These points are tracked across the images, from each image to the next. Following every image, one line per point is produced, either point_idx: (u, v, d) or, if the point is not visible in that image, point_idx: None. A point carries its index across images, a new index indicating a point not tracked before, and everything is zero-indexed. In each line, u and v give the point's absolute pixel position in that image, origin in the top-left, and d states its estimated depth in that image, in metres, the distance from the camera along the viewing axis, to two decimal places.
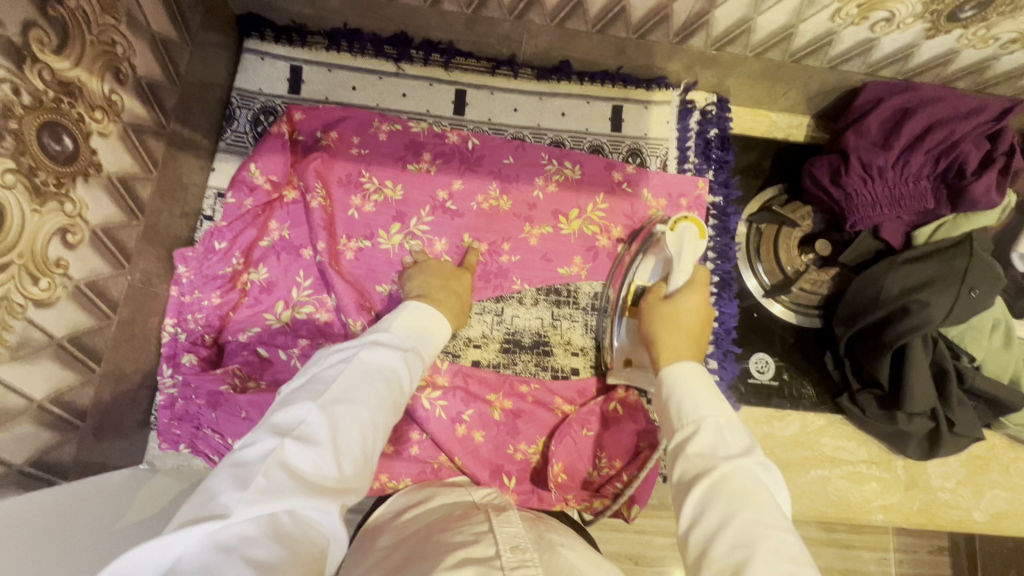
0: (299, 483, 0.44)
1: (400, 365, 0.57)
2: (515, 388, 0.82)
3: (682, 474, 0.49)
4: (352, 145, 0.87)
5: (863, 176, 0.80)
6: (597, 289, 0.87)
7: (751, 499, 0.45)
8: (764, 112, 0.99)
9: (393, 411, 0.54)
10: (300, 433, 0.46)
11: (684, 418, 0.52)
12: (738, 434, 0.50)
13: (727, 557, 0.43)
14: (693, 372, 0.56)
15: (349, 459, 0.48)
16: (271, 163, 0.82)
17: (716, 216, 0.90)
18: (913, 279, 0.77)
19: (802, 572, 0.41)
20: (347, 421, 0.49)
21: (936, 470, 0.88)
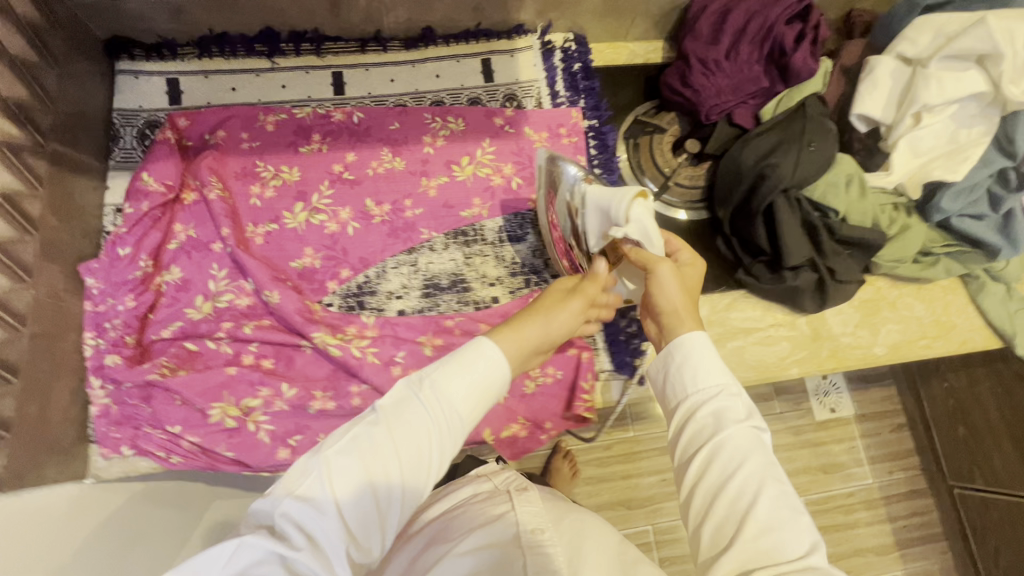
0: (310, 556, 0.40)
1: (429, 412, 0.48)
2: (442, 325, 0.86)
3: (687, 438, 0.52)
4: (241, 140, 0.91)
5: (704, 72, 0.90)
6: (501, 223, 0.93)
7: (756, 456, 0.49)
8: (622, 44, 1.09)
9: (419, 476, 0.47)
10: (308, 486, 0.43)
11: (697, 381, 0.54)
12: (747, 399, 0.53)
13: (730, 509, 0.47)
14: (702, 344, 0.55)
15: (359, 530, 0.43)
16: (163, 170, 0.85)
17: (594, 135, 0.99)
18: (762, 148, 0.86)
19: (798, 526, 0.46)
20: (359, 483, 0.44)
21: (835, 319, 0.97)
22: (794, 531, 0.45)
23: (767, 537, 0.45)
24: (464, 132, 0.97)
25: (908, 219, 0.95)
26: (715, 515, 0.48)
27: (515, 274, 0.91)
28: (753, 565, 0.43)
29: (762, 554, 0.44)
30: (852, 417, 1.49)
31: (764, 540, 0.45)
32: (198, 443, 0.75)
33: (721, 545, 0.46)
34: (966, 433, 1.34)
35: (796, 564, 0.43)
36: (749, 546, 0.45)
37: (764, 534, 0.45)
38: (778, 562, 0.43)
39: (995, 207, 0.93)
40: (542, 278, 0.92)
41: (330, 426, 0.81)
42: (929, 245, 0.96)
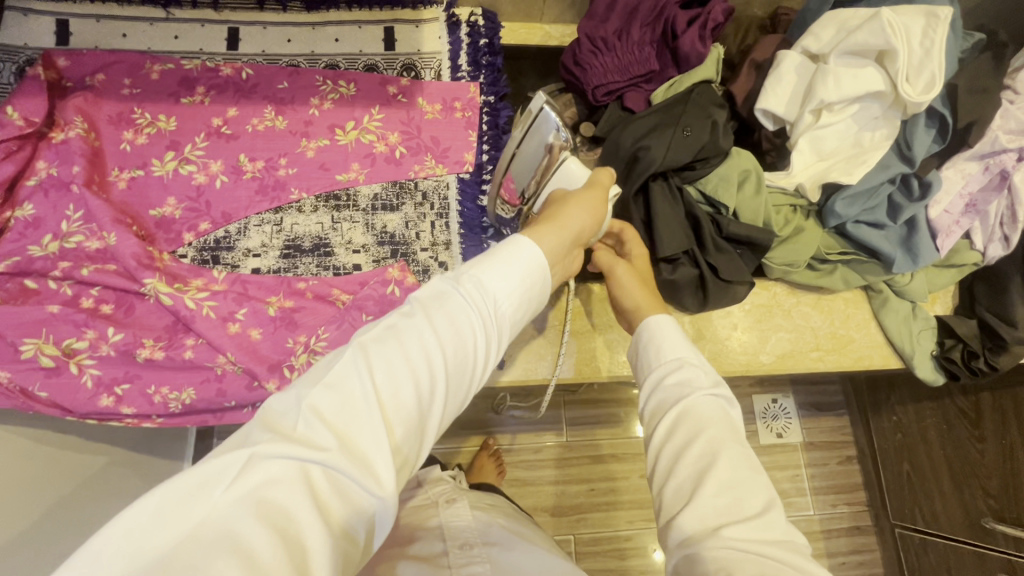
0: (346, 448, 0.38)
1: (467, 299, 0.47)
2: (294, 287, 0.83)
3: (657, 404, 0.58)
4: (122, 86, 0.90)
5: (593, 50, 0.86)
6: (376, 191, 0.91)
7: (716, 420, 0.54)
8: (537, 26, 1.07)
9: (468, 359, 0.46)
10: (332, 380, 0.41)
11: (667, 355, 0.60)
12: (710, 369, 0.59)
13: (693, 466, 0.52)
14: (668, 324, 0.63)
15: (398, 419, 0.41)
16: (28, 105, 0.83)
17: (488, 112, 0.97)
18: (639, 131, 0.82)
19: (757, 484, 0.51)
20: (393, 378, 0.42)
21: (722, 321, 0.93)
22: (752, 486, 0.50)
23: (726, 493, 0.50)
24: (354, 97, 0.95)
25: (803, 221, 0.91)
26: (682, 471, 0.52)
27: (382, 242, 0.88)
28: (714, 520, 0.48)
29: (716, 509, 0.49)
30: (799, 444, 1.46)
31: (722, 495, 0.49)
32: (13, 381, 0.72)
33: (683, 498, 0.51)
34: (910, 469, 1.32)
35: (755, 521, 0.48)
36: (709, 500, 0.49)
37: (723, 489, 0.50)
38: (734, 518, 0.48)
39: (895, 217, 0.88)
40: (411, 250, 0.88)
41: (159, 378, 0.78)
42: (825, 251, 0.91)
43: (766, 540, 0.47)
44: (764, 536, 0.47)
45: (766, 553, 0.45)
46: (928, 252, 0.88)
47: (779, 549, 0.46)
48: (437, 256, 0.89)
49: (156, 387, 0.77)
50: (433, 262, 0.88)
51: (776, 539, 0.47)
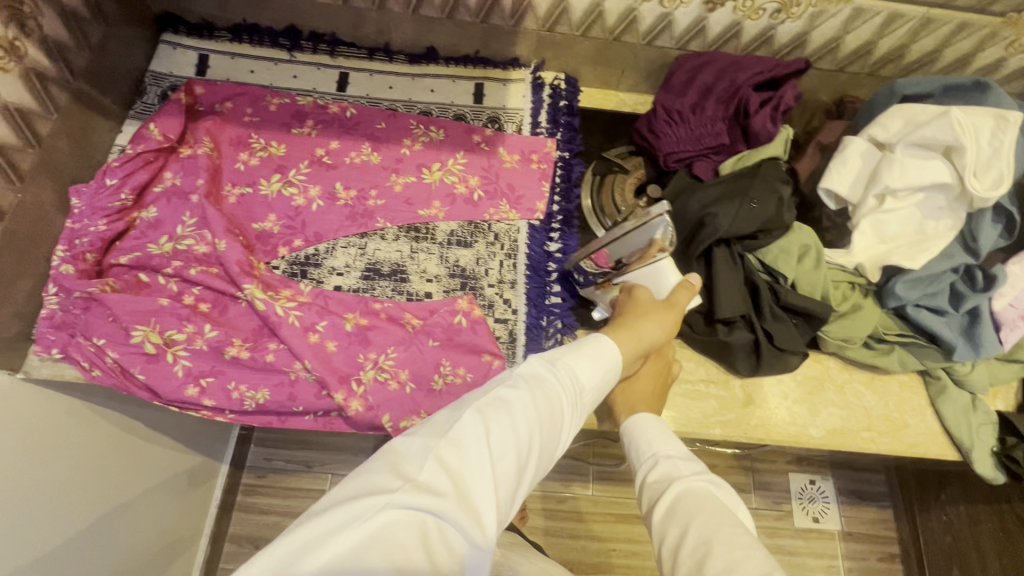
0: (461, 500, 0.46)
1: (557, 383, 0.57)
2: (370, 307, 0.90)
3: (652, 501, 0.65)
4: (244, 114, 1.03)
5: (668, 120, 0.94)
6: (453, 227, 0.98)
7: (706, 505, 0.61)
8: (613, 93, 1.16)
9: (553, 434, 0.55)
10: (454, 437, 0.50)
11: (644, 460, 0.69)
12: (688, 461, 0.67)
13: (694, 551, 0.57)
14: (653, 421, 0.74)
15: (501, 479, 0.50)
16: (168, 124, 0.96)
17: (562, 166, 1.04)
18: (708, 198, 0.87)
19: (754, 556, 0.54)
20: (501, 444, 0.51)
21: (772, 389, 0.93)
22: (751, 561, 0.54)
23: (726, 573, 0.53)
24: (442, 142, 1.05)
25: (862, 299, 0.92)
26: (683, 561, 0.57)
27: (453, 275, 0.95)
28: None
29: None
30: (837, 533, 1.39)
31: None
32: (117, 361, 0.81)
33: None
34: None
35: None
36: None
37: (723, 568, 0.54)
38: None
39: (957, 305, 0.89)
40: (479, 285, 0.94)
41: (240, 376, 0.84)
42: (882, 331, 0.92)
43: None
44: None
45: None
46: (992, 344, 0.88)
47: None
48: (502, 293, 0.94)
49: (236, 384, 0.84)
50: (498, 298, 0.94)
51: None
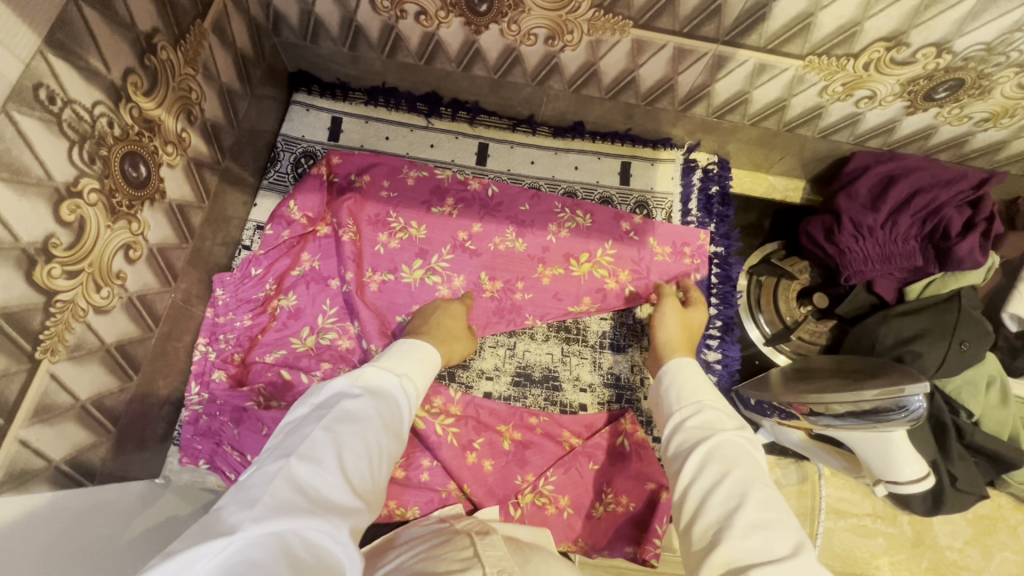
0: (321, 507, 0.48)
1: (397, 387, 0.63)
2: (526, 420, 0.84)
3: (683, 443, 0.61)
4: (382, 188, 0.94)
5: (854, 235, 0.86)
6: (605, 329, 0.92)
7: (743, 464, 0.56)
8: (762, 175, 1.07)
9: (397, 438, 0.60)
10: (303, 452, 0.51)
11: (686, 400, 0.66)
12: (730, 417, 0.63)
13: (724, 502, 0.53)
14: (692, 368, 0.70)
15: (355, 484, 0.52)
16: (307, 203, 0.90)
17: (718, 264, 0.96)
18: (906, 331, 0.80)
19: (788, 527, 0.51)
20: (355, 452, 0.54)
21: (943, 529, 0.87)
22: (786, 528, 0.50)
23: (757, 533, 0.50)
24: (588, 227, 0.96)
25: None
26: (710, 510, 0.54)
27: (608, 384, 0.89)
28: (750, 559, 0.48)
29: (748, 548, 0.49)
30: None
31: (753, 536, 0.50)
32: None
33: (712, 534, 0.52)
34: None
35: (791, 562, 0.47)
36: (734, 535, 0.50)
37: (757, 530, 0.50)
38: (765, 558, 0.48)
39: None
40: (635, 397, 0.89)
41: (390, 493, 0.78)
42: None
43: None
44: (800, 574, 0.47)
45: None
46: None
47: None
48: None
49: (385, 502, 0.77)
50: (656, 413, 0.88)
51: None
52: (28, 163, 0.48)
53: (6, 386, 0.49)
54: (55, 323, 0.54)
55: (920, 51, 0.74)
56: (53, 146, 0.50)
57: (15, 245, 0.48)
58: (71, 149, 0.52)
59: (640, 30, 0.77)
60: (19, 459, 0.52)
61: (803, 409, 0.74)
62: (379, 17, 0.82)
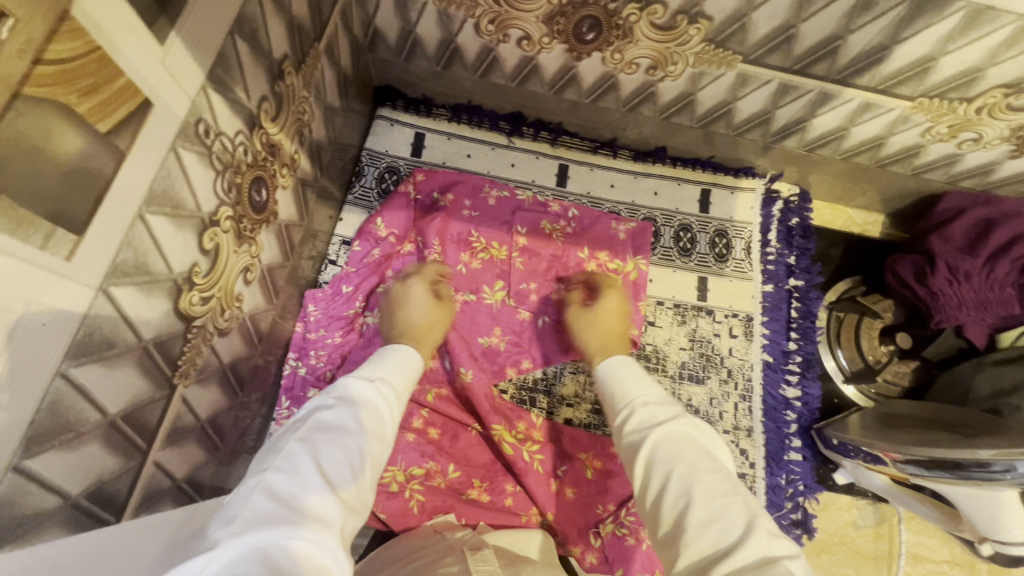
0: (301, 518, 0.41)
1: (378, 393, 0.57)
2: (607, 449, 0.85)
3: (629, 450, 0.55)
4: (464, 207, 0.93)
5: (949, 279, 0.84)
6: (684, 359, 0.92)
7: (683, 455, 0.51)
8: (841, 208, 1.06)
9: (383, 446, 0.54)
10: (280, 464, 0.45)
11: (620, 401, 0.61)
12: (662, 405, 0.58)
13: (671, 505, 0.48)
14: (627, 363, 0.66)
15: (342, 490, 0.46)
16: (393, 222, 0.91)
17: (799, 298, 0.95)
18: (1004, 381, 0.78)
19: (734, 509, 0.45)
20: (337, 458, 0.47)
21: None
22: (730, 515, 0.45)
23: (708, 528, 0.44)
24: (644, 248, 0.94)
25: None
26: (665, 516, 0.48)
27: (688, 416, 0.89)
28: (708, 561, 0.42)
29: (703, 548, 0.43)
30: None
31: (704, 534, 0.44)
32: None
33: (670, 542, 0.46)
34: None
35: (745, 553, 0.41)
36: (690, 537, 0.45)
37: (705, 526, 0.44)
38: (718, 555, 0.42)
39: None
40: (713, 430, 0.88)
41: (471, 514, 0.77)
42: None
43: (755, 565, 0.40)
44: (758, 558, 0.41)
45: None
46: None
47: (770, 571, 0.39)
48: (737, 441, 0.88)
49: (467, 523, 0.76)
50: (735, 448, 0.88)
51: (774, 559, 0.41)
52: (183, 196, 0.48)
53: (150, 412, 0.50)
54: (190, 348, 0.55)
55: None
56: (204, 178, 0.51)
57: (169, 275, 0.49)
58: (216, 179, 0.53)
59: (748, 64, 0.76)
60: (153, 480, 0.54)
61: (894, 455, 0.74)
62: (480, 40, 0.82)
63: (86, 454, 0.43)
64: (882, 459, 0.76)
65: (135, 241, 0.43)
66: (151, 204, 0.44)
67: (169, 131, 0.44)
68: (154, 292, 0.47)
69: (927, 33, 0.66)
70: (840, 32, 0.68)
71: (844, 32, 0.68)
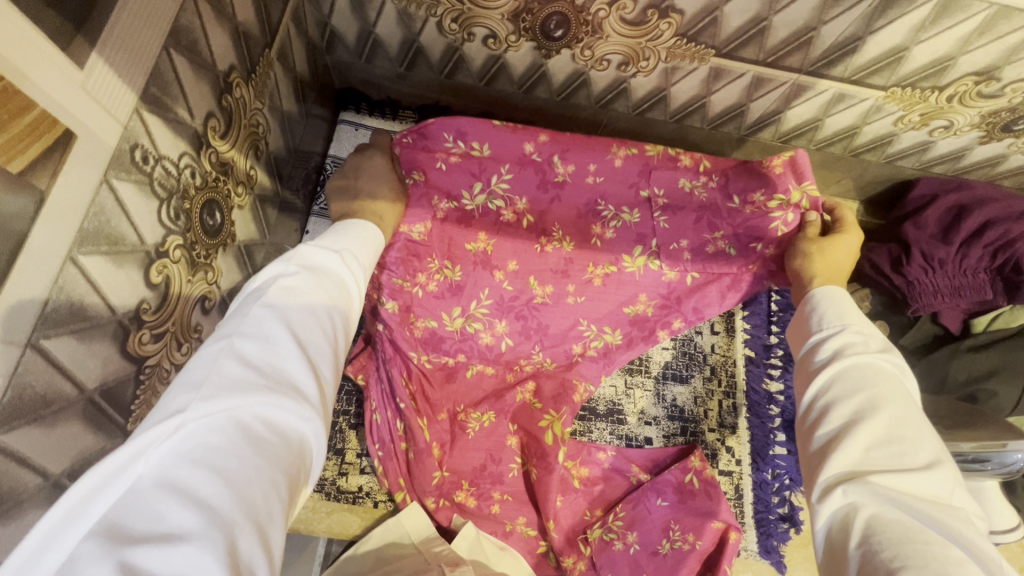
0: (272, 383, 0.37)
1: (342, 263, 0.50)
2: (593, 455, 0.83)
3: (816, 363, 0.52)
4: (587, 173, 0.76)
5: (924, 266, 0.84)
6: (667, 359, 0.91)
7: (888, 385, 0.47)
8: (816, 196, 1.05)
9: (352, 312, 0.49)
10: (245, 329, 0.39)
11: (823, 321, 0.55)
12: (878, 339, 0.52)
13: (852, 416, 0.46)
14: (838, 294, 0.58)
15: (317, 355, 0.42)
16: (460, 183, 0.75)
17: (779, 291, 0.94)
18: (978, 367, 0.81)
19: (926, 444, 0.44)
20: (308, 325, 0.42)
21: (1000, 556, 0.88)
22: (922, 447, 0.44)
23: (887, 447, 0.44)
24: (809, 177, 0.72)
25: None
26: (837, 421, 0.47)
27: (673, 416, 0.88)
28: (878, 471, 0.43)
29: (871, 461, 0.44)
30: None
31: (883, 452, 0.44)
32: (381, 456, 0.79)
33: (830, 440, 0.46)
34: None
35: (923, 481, 0.42)
36: (859, 445, 0.45)
37: (887, 447, 0.44)
38: (891, 473, 0.43)
39: None
40: (700, 429, 0.88)
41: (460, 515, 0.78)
42: None
43: (925, 497, 0.41)
44: (924, 490, 0.41)
45: (916, 504, 0.40)
46: None
47: (942, 509, 0.40)
48: (724, 438, 0.88)
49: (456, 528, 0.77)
50: (721, 445, 0.87)
51: (939, 496, 0.41)
52: (123, 231, 0.44)
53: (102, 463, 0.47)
54: (144, 390, 0.51)
55: (1010, 85, 0.72)
56: (145, 210, 0.46)
57: (111, 317, 0.45)
58: (161, 208, 0.49)
59: (721, 58, 0.74)
60: None
61: None
62: (445, 39, 0.78)
63: (27, 522, 0.40)
64: None
65: (67, 287, 0.39)
66: (84, 245, 0.40)
67: (100, 162, 0.40)
68: (95, 338, 0.43)
69: (900, 22, 0.65)
70: (813, 23, 0.66)
71: (817, 24, 0.66)
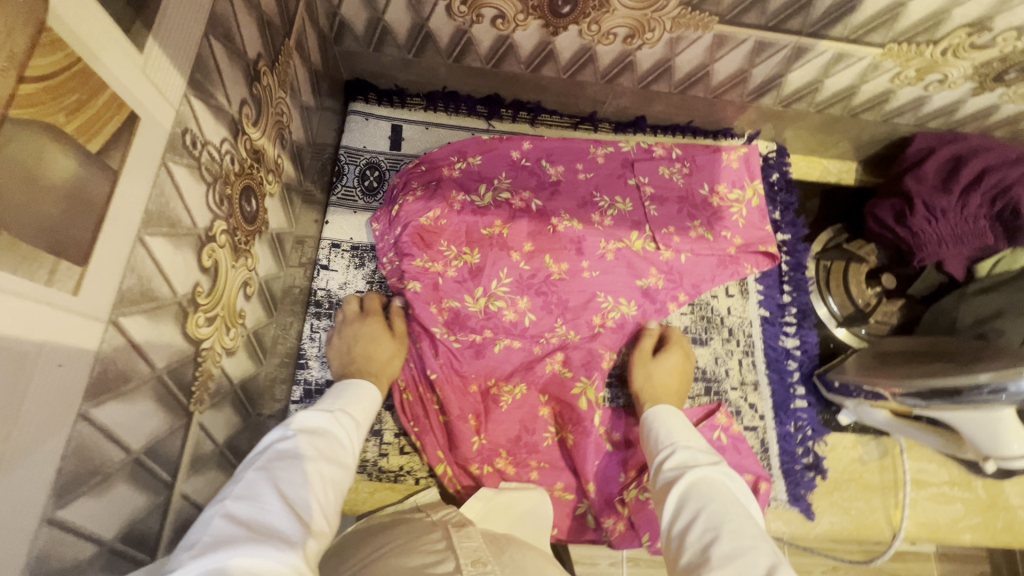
0: (254, 533, 0.43)
1: (331, 424, 0.60)
2: (624, 420, 0.84)
3: (665, 484, 0.60)
4: (577, 171, 0.92)
5: (928, 217, 0.87)
6: (688, 324, 0.93)
7: (718, 498, 0.54)
8: (817, 159, 1.08)
9: (341, 467, 0.56)
10: (239, 493, 0.47)
11: (661, 444, 0.65)
12: (706, 454, 0.62)
13: (699, 537, 0.51)
14: (671, 413, 0.71)
15: (304, 510, 0.48)
16: (470, 183, 0.89)
17: (788, 252, 0.98)
18: (986, 309, 0.84)
19: (759, 548, 0.48)
20: (295, 480, 0.50)
21: (1015, 489, 0.92)
22: (755, 551, 0.48)
23: (730, 559, 0.47)
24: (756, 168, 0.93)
25: None
26: (689, 546, 0.51)
27: (699, 379, 0.90)
28: None
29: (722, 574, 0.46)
30: None
31: (728, 566, 0.47)
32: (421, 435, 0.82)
33: (691, 563, 0.50)
34: None
35: None
36: (711, 564, 0.48)
37: (729, 557, 0.47)
38: None
39: None
40: (723, 389, 0.90)
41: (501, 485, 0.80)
42: None
43: None
44: None
45: None
46: None
47: None
48: (747, 397, 0.90)
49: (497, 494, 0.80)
50: (745, 403, 0.90)
51: None
52: (179, 214, 0.45)
53: (171, 442, 0.48)
54: (201, 372, 0.52)
55: (1001, 35, 0.75)
56: (195, 193, 0.48)
57: (174, 298, 0.46)
58: (207, 192, 0.50)
59: (725, 25, 0.76)
60: (183, 513, 0.52)
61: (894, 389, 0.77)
62: (453, 22, 0.80)
63: (115, 497, 0.41)
64: (882, 394, 0.79)
65: (138, 266, 0.40)
66: (149, 226, 0.41)
67: (158, 145, 0.41)
68: (162, 318, 0.45)
69: None
70: None
71: None
